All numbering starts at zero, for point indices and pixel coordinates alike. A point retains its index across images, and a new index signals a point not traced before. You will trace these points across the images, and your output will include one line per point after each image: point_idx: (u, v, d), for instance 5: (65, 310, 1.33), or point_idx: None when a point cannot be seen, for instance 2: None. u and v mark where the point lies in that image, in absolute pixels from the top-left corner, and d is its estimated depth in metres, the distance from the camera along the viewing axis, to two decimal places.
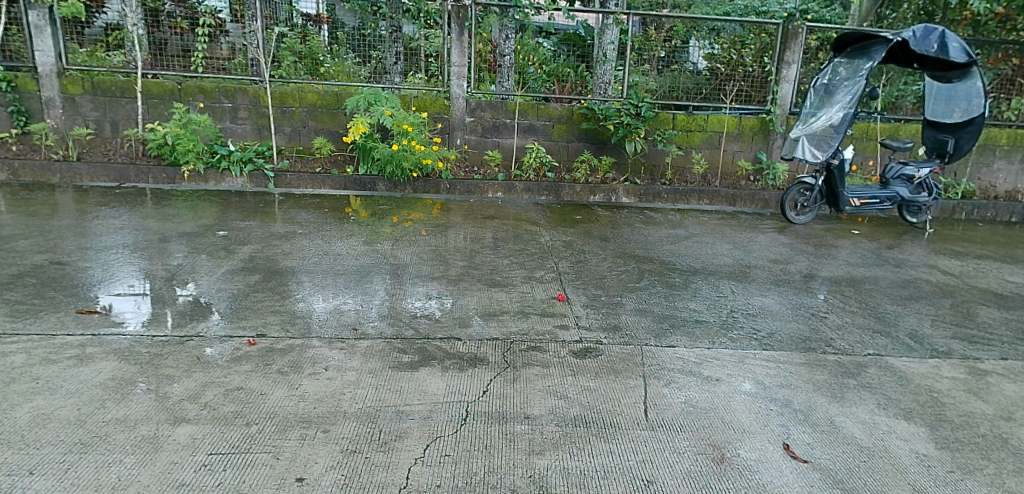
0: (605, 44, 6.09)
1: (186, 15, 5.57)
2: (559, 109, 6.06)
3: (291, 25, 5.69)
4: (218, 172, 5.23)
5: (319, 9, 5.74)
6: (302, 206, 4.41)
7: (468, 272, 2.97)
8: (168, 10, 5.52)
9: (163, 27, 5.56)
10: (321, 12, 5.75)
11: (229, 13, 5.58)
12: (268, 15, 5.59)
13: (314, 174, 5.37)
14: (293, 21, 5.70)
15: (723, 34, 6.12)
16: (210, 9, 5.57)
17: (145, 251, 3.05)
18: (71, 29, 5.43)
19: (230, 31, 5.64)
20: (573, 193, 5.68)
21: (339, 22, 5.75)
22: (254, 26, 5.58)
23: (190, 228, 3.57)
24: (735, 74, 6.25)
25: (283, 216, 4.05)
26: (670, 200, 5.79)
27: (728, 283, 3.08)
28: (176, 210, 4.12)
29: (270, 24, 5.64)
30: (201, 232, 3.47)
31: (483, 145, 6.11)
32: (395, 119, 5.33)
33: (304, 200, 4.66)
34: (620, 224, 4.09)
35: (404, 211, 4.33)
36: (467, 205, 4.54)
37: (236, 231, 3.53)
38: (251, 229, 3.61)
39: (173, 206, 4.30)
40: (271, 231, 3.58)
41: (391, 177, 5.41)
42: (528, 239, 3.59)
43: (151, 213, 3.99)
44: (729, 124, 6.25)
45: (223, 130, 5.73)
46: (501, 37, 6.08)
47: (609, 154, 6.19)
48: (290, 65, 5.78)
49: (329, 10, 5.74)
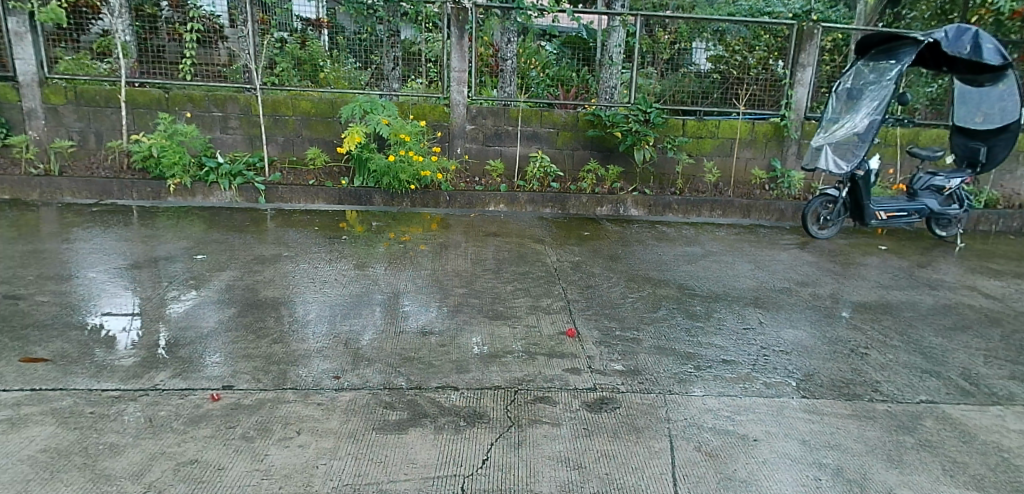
0: (612, 47, 5.83)
1: (184, 20, 5.30)
2: (564, 115, 5.80)
3: (291, 29, 5.44)
4: (206, 186, 4.97)
5: (319, 13, 5.46)
6: (292, 223, 4.14)
7: (467, 301, 2.70)
8: (166, 15, 5.26)
9: (162, 33, 5.28)
10: (321, 16, 5.46)
11: (228, 17, 5.38)
12: (261, 18, 5.34)
13: (308, 187, 5.11)
14: (294, 25, 5.45)
15: (728, 36, 5.82)
16: (210, 14, 5.33)
17: (116, 280, 2.80)
18: (55, 35, 5.15)
19: (229, 36, 5.44)
20: (580, 205, 5.40)
21: (339, 26, 5.48)
22: (246, 30, 5.31)
23: (169, 251, 3.31)
24: (747, 78, 5.96)
25: (271, 235, 3.78)
26: (681, 212, 5.50)
27: (754, 312, 2.80)
28: (157, 230, 3.86)
29: (266, 29, 5.38)
30: (180, 257, 3.21)
31: (484, 154, 5.84)
32: (392, 128, 5.06)
33: (295, 217, 4.39)
34: (630, 240, 3.82)
35: (400, 229, 4.06)
36: (468, 221, 4.28)
37: (218, 255, 3.27)
38: (234, 251, 3.34)
39: (153, 225, 4.04)
40: (255, 253, 3.32)
41: (388, 189, 5.14)
42: (533, 260, 3.32)
43: (129, 234, 3.73)
44: (742, 130, 5.98)
45: (213, 140, 5.48)
46: (502, 39, 5.82)
47: (616, 163, 5.91)
48: (290, 72, 5.53)
49: (329, 14, 5.46)
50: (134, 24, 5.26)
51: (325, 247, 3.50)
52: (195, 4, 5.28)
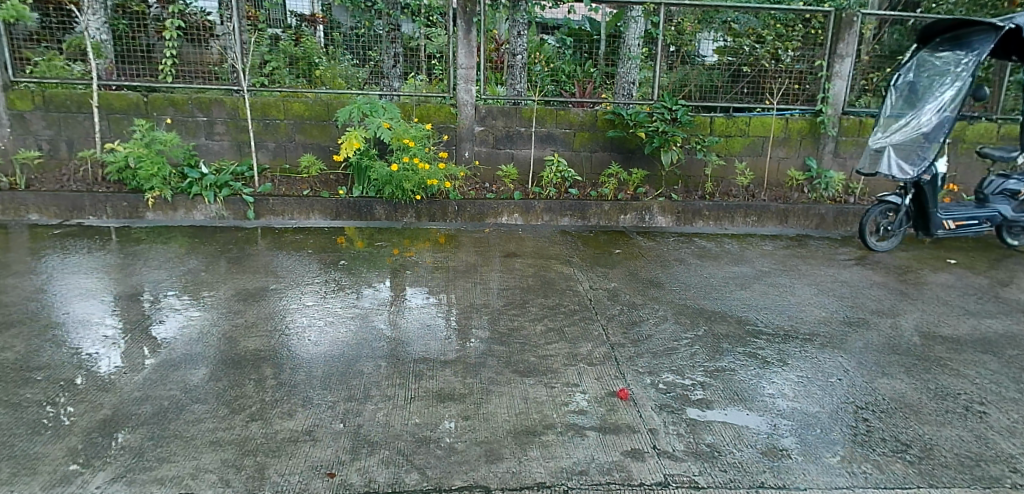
0: (632, 39, 5.34)
1: (172, 16, 4.87)
2: (581, 114, 5.32)
3: (285, 25, 5.02)
4: (189, 199, 4.50)
5: (314, 8, 5.01)
6: (283, 245, 3.67)
7: (489, 349, 2.23)
8: (153, 13, 4.86)
9: (149, 32, 4.87)
10: (316, 11, 5.02)
11: (217, 14, 4.91)
12: (253, 13, 4.97)
13: (302, 197, 4.64)
14: (287, 21, 5.03)
15: (736, 26, 5.40)
16: (200, 10, 4.94)
17: (94, 305, 2.59)
18: (38, 33, 4.71)
19: (221, 33, 4.95)
20: (601, 213, 4.91)
21: (336, 22, 5.01)
22: (234, 26, 4.86)
23: (137, 287, 2.84)
24: (779, 70, 5.57)
25: (257, 261, 3.32)
26: (712, 219, 5.02)
27: (834, 355, 2.31)
28: (130, 257, 3.39)
29: (260, 25, 4.99)
30: (150, 293, 2.77)
31: (495, 158, 5.36)
32: (394, 132, 4.59)
33: (287, 237, 3.91)
34: (667, 259, 3.35)
35: (405, 249, 3.60)
36: (478, 238, 3.80)
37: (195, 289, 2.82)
38: (214, 286, 2.87)
39: (127, 249, 3.57)
40: (238, 287, 2.86)
41: (390, 199, 4.66)
42: (562, 289, 2.85)
43: (96, 262, 3.26)
44: (775, 127, 5.52)
45: (197, 146, 5.00)
46: (513, 34, 5.38)
47: (638, 165, 5.42)
48: (284, 74, 5.08)
49: (325, 9, 5.01)
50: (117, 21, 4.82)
51: (317, 277, 3.02)
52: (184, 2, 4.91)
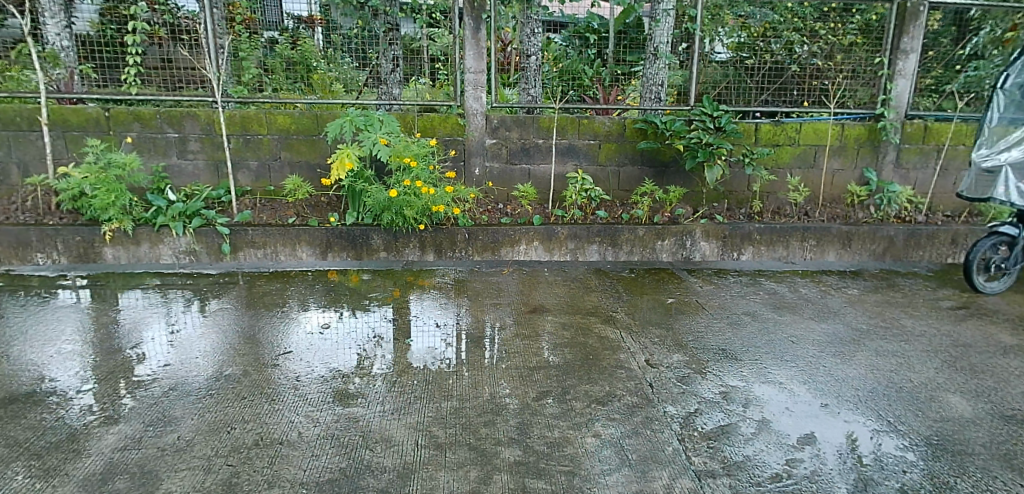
0: (660, 37, 4.75)
1: (164, 22, 4.27)
2: (607, 123, 4.63)
3: (281, 27, 4.39)
4: (153, 232, 3.81)
5: (313, 9, 4.36)
6: (256, 300, 3.00)
7: (521, 488, 1.53)
8: (142, 16, 4.20)
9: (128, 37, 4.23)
10: (315, 13, 4.37)
11: (199, 6, 4.22)
12: (245, 16, 4.34)
13: (286, 227, 3.95)
14: (284, 24, 4.39)
15: (751, 21, 4.74)
16: (191, 14, 4.27)
17: (73, 356, 2.34)
18: (17, 41, 4.17)
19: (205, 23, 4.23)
20: (635, 239, 4.22)
21: (335, 23, 4.40)
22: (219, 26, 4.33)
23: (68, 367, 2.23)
24: (834, 69, 4.88)
25: (224, 325, 2.67)
26: (764, 244, 4.32)
27: (1016, 485, 1.60)
28: (72, 319, 2.77)
29: (257, 29, 4.39)
30: (116, 370, 2.20)
31: (509, 175, 4.68)
32: (393, 149, 3.93)
33: (261, 286, 3.25)
34: (733, 313, 2.66)
35: (405, 303, 2.93)
36: (493, 285, 3.13)
37: (178, 362, 2.26)
38: (185, 360, 2.28)
39: (71, 306, 2.95)
40: (205, 364, 2.24)
41: (389, 228, 3.98)
42: (610, 368, 2.16)
43: (36, 327, 2.66)
44: (831, 134, 4.85)
45: (167, 167, 4.34)
46: (525, 31, 4.71)
47: (673, 181, 4.73)
48: (283, 80, 4.46)
49: (325, 9, 4.36)
50: (90, 25, 4.21)
51: (304, 324, 2.67)
52: (177, 4, 4.25)
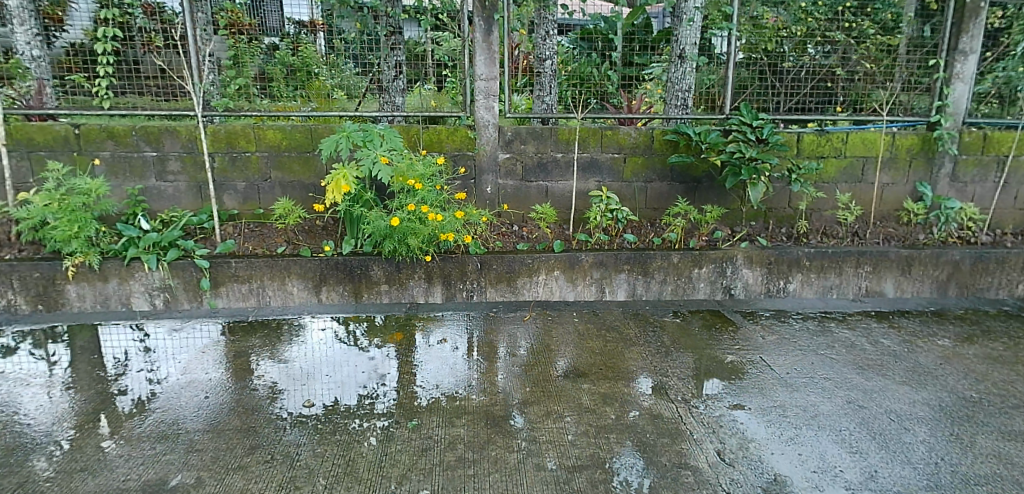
0: (686, 43, 4.33)
1: (159, 29, 3.82)
2: (634, 134, 4.15)
3: (281, 33, 3.93)
4: (123, 266, 3.35)
5: (315, 13, 3.93)
6: (242, 370, 2.53)
7: None
8: (136, 23, 3.80)
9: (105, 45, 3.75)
10: (317, 17, 3.93)
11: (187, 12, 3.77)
12: (241, 20, 3.86)
13: (274, 258, 3.49)
14: (285, 29, 3.94)
15: (775, 17, 4.27)
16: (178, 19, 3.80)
17: (36, 426, 2.07)
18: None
19: (187, 32, 3.80)
20: (669, 266, 3.74)
21: (339, 29, 3.95)
22: (207, 31, 3.90)
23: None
24: (881, 72, 4.44)
25: (196, 399, 2.25)
26: (814, 271, 3.83)
27: None
28: (36, 386, 2.42)
29: (257, 34, 3.93)
30: (66, 462, 1.84)
31: (525, 194, 4.21)
32: (394, 169, 3.46)
33: (248, 352, 2.75)
34: (811, 378, 2.18)
35: (411, 367, 2.49)
36: (514, 338, 2.66)
37: (136, 451, 1.88)
38: (148, 447, 1.90)
39: (38, 369, 2.61)
40: (173, 445, 1.90)
41: (392, 257, 3.52)
42: (672, 469, 1.68)
43: (1, 395, 2.34)
44: (882, 145, 4.37)
45: (145, 190, 3.89)
46: (541, 34, 4.27)
47: (707, 197, 4.26)
48: (283, 88, 4.00)
49: (328, 14, 3.93)
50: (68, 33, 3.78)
51: (311, 359, 2.62)
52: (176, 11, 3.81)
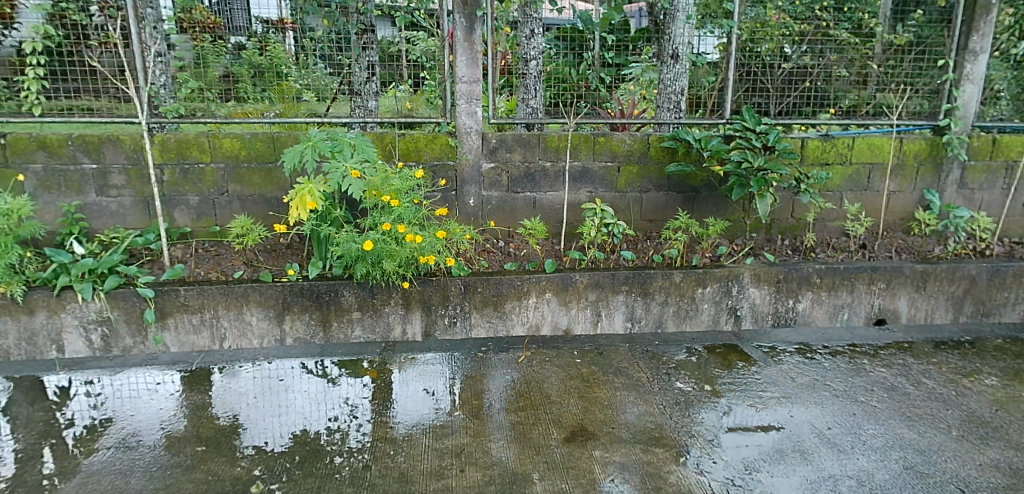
0: (677, 44, 4.09)
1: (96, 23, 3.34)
2: (628, 140, 3.83)
3: (248, 32, 3.51)
4: (52, 297, 2.90)
5: (284, 12, 3.51)
6: (178, 448, 2.16)
7: None
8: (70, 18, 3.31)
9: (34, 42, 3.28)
10: (285, 15, 3.52)
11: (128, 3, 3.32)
12: (208, 18, 3.51)
13: (230, 285, 3.08)
14: (252, 28, 3.52)
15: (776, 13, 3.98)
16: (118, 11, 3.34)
17: None
18: None
19: (129, 26, 3.36)
20: (671, 286, 3.41)
21: (309, 27, 3.58)
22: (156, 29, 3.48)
23: None
24: (886, 73, 4.18)
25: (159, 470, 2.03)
26: (825, 288, 3.55)
27: None
28: None
29: (223, 35, 3.51)
30: None
31: (511, 206, 3.85)
32: (366, 183, 3.06)
33: (204, 418, 2.38)
34: (858, 436, 1.96)
35: (388, 431, 2.16)
36: (512, 389, 2.41)
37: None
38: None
39: None
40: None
41: (364, 282, 3.13)
42: None
43: None
44: (888, 151, 4.11)
45: (83, 207, 3.44)
46: (525, 33, 3.88)
47: (705, 208, 3.97)
48: (249, 88, 3.57)
49: (298, 13, 3.55)
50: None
51: (285, 391, 2.60)
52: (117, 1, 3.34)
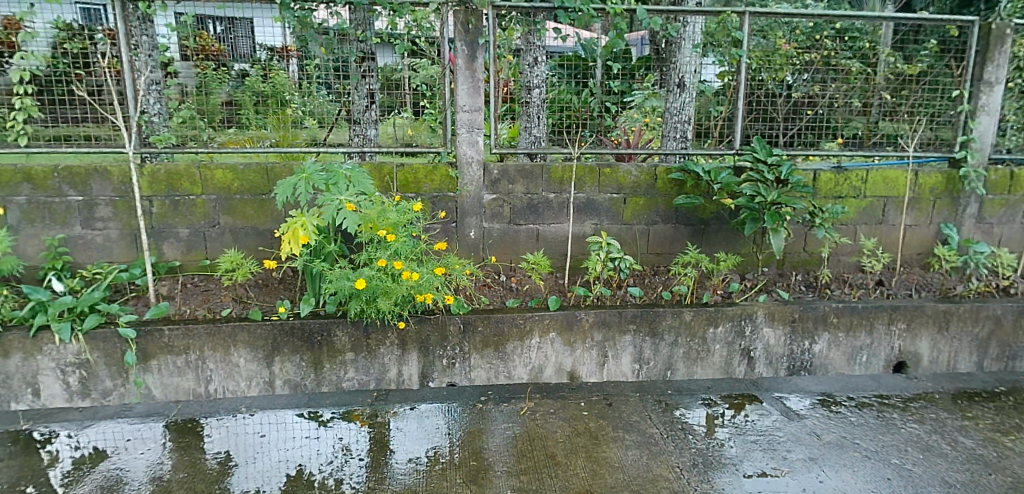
0: (683, 70, 4.00)
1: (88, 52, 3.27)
2: (635, 171, 3.70)
3: (252, 60, 3.40)
4: (28, 338, 2.77)
5: (287, 39, 3.40)
6: None
7: None
8: (62, 47, 3.23)
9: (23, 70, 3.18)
10: (288, 42, 3.41)
11: (122, 33, 3.27)
12: (209, 45, 3.36)
13: (217, 324, 2.94)
14: (256, 56, 3.40)
15: (784, 40, 3.88)
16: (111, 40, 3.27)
17: None
18: None
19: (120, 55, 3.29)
20: (681, 326, 3.25)
21: (311, 54, 3.47)
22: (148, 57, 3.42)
23: None
24: (902, 103, 4.05)
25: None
26: (842, 329, 3.39)
27: None
28: None
29: (229, 63, 3.39)
30: None
31: (513, 239, 3.71)
32: (362, 217, 2.93)
33: (197, 471, 2.32)
34: None
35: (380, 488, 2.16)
36: (518, 446, 2.41)
37: None
38: None
39: None
40: None
41: (358, 321, 2.98)
42: None
43: None
44: (902, 183, 3.98)
45: (68, 240, 3.31)
46: (527, 60, 3.73)
47: (714, 241, 3.82)
48: (252, 116, 3.45)
49: (302, 40, 3.42)
50: None
51: (282, 429, 2.68)
52: (110, 30, 3.29)
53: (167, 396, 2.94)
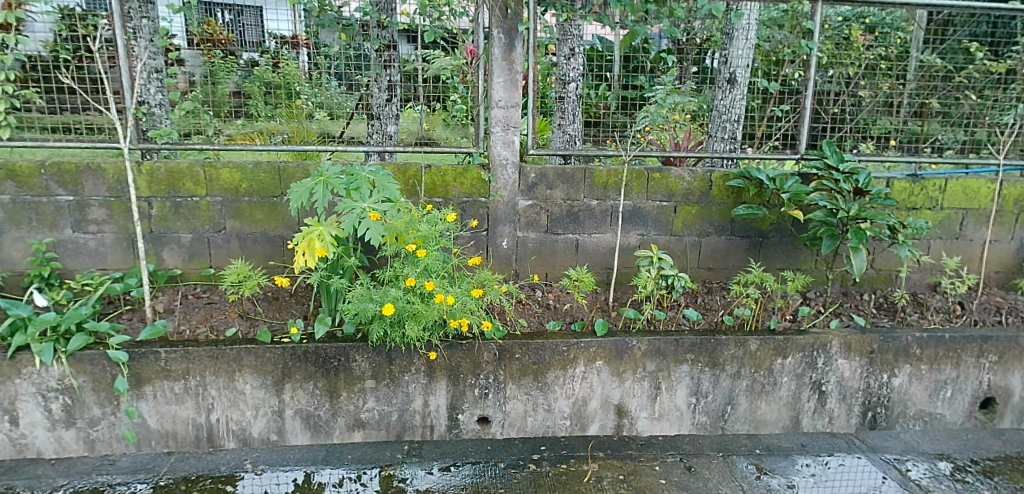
0: (735, 60, 3.54)
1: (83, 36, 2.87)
2: (687, 177, 3.29)
3: (261, 49, 3.04)
4: (4, 360, 2.42)
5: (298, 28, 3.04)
6: None
7: None
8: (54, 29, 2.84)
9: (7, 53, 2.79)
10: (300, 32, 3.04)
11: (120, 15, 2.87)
12: (217, 33, 2.98)
13: (220, 346, 2.57)
14: (266, 44, 3.05)
15: (857, 30, 3.43)
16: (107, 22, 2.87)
17: None
18: None
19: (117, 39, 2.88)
20: (744, 356, 2.85)
21: (325, 45, 3.08)
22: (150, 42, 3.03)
23: None
24: (986, 105, 3.60)
25: None
26: (926, 361, 2.97)
27: None
28: None
29: (234, 53, 3.02)
30: None
31: (550, 250, 3.32)
32: (388, 229, 2.54)
33: None
34: None
35: None
36: None
37: None
38: None
39: None
40: None
41: (382, 347, 2.61)
42: None
43: None
44: (985, 194, 3.54)
45: (57, 244, 2.95)
46: (564, 52, 3.32)
47: (774, 255, 3.43)
48: (261, 106, 3.07)
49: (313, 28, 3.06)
50: None
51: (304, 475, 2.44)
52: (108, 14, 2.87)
53: (163, 426, 2.59)
